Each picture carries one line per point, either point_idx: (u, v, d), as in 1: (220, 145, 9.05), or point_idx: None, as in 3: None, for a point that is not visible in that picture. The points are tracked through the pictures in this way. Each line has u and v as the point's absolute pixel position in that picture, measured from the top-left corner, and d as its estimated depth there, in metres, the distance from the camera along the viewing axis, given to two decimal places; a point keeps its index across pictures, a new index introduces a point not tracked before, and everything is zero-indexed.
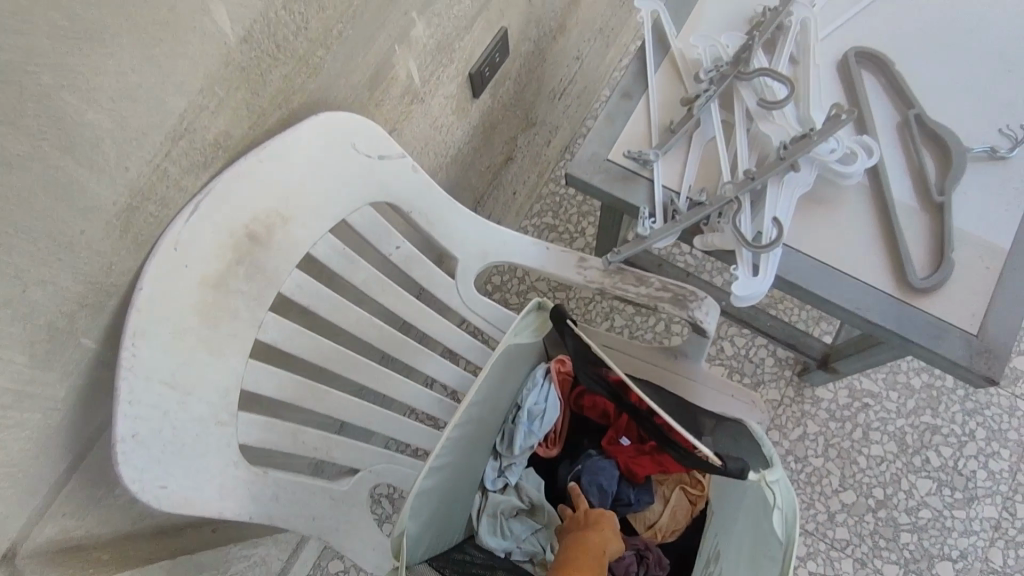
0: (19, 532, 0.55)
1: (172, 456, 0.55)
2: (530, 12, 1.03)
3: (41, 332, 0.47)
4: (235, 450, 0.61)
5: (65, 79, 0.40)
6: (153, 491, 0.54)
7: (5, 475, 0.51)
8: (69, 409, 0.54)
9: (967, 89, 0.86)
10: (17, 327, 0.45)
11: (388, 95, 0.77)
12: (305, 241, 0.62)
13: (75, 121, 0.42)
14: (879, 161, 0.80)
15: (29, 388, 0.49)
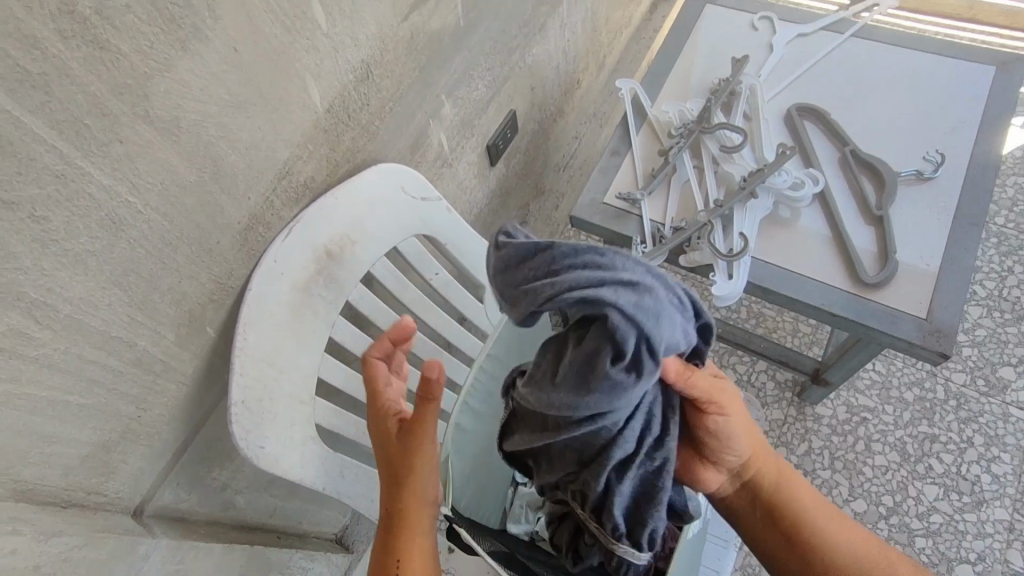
0: (147, 490, 0.69)
1: (268, 423, 0.70)
2: (533, 99, 1.28)
3: (185, 317, 0.65)
4: (312, 426, 0.76)
5: (222, 132, 0.60)
6: (255, 449, 0.69)
7: (147, 434, 0.66)
8: (193, 387, 0.70)
9: (894, 128, 1.04)
10: (172, 309, 0.63)
11: (424, 159, 0.99)
12: (366, 259, 0.81)
13: (225, 161, 0.62)
14: (825, 187, 0.98)
15: (171, 362, 0.65)
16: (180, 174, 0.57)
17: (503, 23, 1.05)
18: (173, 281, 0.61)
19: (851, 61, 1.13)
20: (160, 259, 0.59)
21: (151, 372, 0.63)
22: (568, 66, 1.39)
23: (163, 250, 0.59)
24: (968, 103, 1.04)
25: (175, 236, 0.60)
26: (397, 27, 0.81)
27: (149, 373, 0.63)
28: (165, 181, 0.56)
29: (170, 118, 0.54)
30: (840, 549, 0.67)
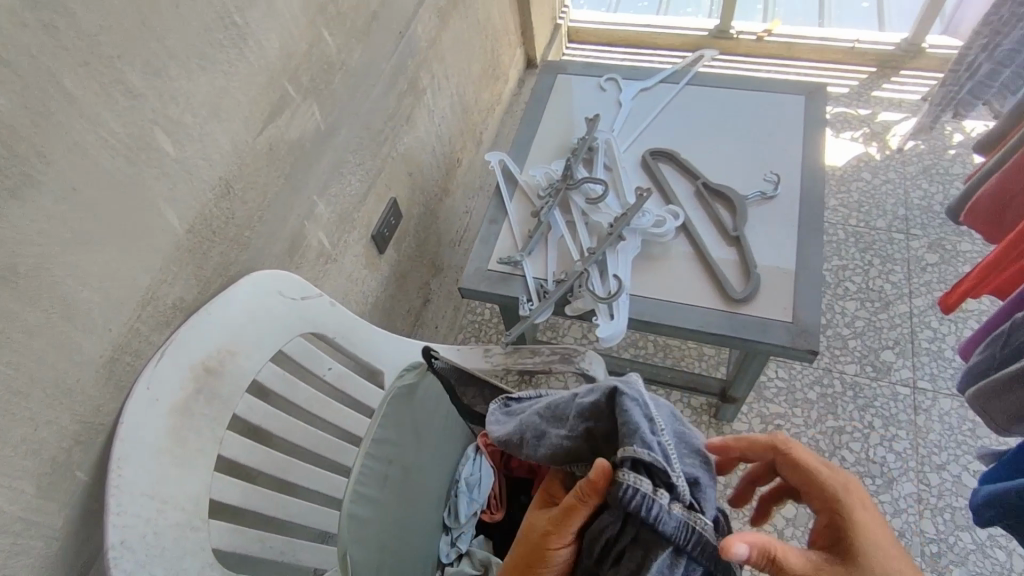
0: None
1: (153, 559, 0.67)
2: (412, 184, 1.34)
3: (46, 465, 0.62)
4: (208, 552, 0.72)
5: (68, 271, 0.60)
6: None
7: None
8: (68, 538, 0.65)
9: (734, 158, 1.16)
10: (29, 460, 0.60)
11: (306, 259, 1.01)
12: (250, 368, 0.82)
13: (76, 298, 0.62)
14: (685, 220, 1.06)
15: (36, 516, 0.61)
16: (22, 319, 0.57)
17: (366, 121, 1.11)
18: (32, 430, 0.60)
19: (689, 106, 1.25)
20: (8, 410, 0.57)
21: (13, 532, 0.60)
22: (443, 148, 1.47)
23: (12, 400, 0.57)
24: (788, 128, 1.18)
25: (25, 382, 0.58)
26: (255, 141, 0.84)
27: (10, 533, 0.59)
28: (6, 329, 0.56)
29: (5, 268, 0.54)
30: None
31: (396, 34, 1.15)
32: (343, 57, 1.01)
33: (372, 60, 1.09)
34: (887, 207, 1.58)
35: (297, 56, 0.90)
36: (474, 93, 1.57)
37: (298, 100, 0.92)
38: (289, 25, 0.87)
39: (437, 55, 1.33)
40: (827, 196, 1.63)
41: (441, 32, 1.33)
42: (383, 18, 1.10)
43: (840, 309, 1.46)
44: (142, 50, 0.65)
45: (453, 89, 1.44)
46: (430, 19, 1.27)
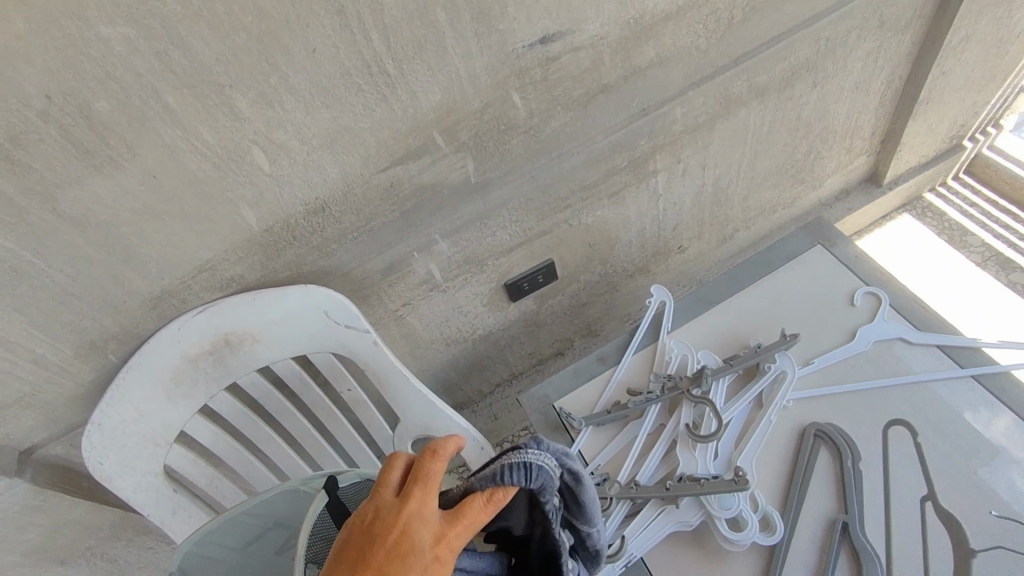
0: (39, 441, 0.91)
1: (114, 448, 0.86)
2: (587, 252, 1.21)
3: (84, 344, 0.83)
4: (158, 463, 0.91)
5: (134, 232, 0.75)
6: (93, 462, 0.85)
7: (39, 406, 0.87)
8: (89, 389, 0.89)
9: (931, 526, 0.75)
10: (67, 335, 0.81)
11: (402, 281, 1.03)
12: (266, 355, 0.91)
13: (137, 251, 0.77)
14: (778, 547, 0.76)
15: (66, 369, 0.85)
16: (83, 254, 0.74)
17: (542, 185, 1.01)
18: (73, 317, 0.80)
19: (941, 406, 0.83)
20: (58, 300, 0.77)
21: (47, 370, 0.84)
22: (659, 232, 1.25)
23: (64, 297, 0.77)
24: None
25: (78, 289, 0.77)
26: (372, 177, 0.84)
27: (44, 369, 0.83)
28: (68, 256, 0.73)
29: (77, 217, 0.71)
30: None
31: (633, 111, 0.97)
32: (533, 122, 0.90)
33: (579, 130, 0.96)
34: None
35: (461, 112, 0.83)
36: (748, 189, 1.27)
37: (446, 150, 0.87)
38: (462, 83, 0.80)
39: (697, 143, 1.09)
40: None
41: (719, 121, 1.07)
42: (617, 93, 0.93)
43: None
44: (259, 83, 0.69)
45: (708, 179, 1.18)
46: (706, 104, 1.02)
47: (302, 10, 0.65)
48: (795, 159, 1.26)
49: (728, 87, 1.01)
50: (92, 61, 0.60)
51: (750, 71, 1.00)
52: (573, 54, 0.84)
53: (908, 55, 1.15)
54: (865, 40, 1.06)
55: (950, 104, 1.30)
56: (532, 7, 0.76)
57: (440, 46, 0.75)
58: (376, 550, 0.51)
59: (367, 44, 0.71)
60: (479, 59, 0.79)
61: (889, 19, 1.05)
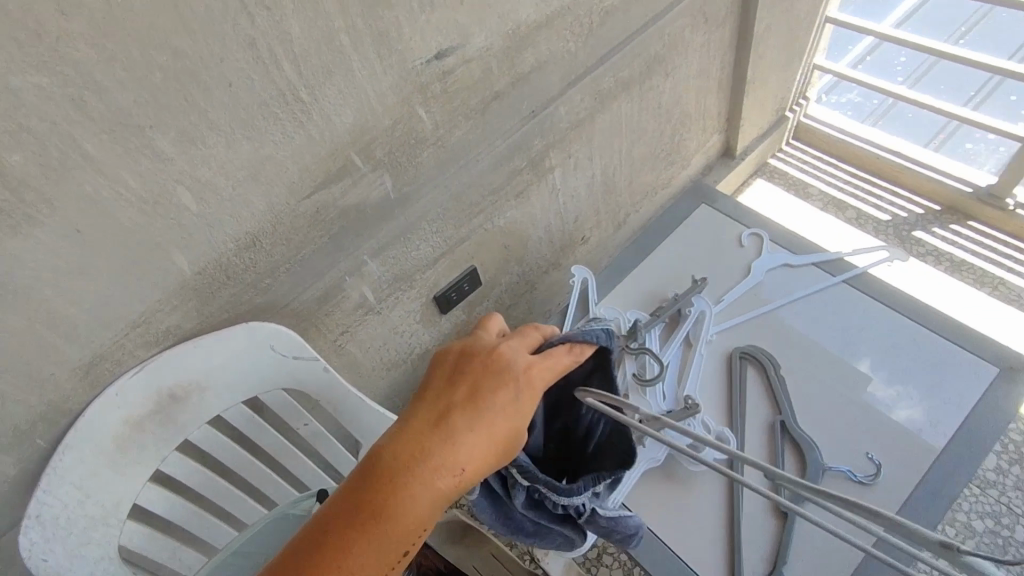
0: None
1: (60, 538, 0.80)
2: (504, 254, 1.28)
3: (8, 431, 0.76)
4: (112, 545, 0.85)
5: (59, 293, 0.71)
6: (37, 559, 0.78)
7: None
8: (15, 484, 0.81)
9: (844, 407, 0.90)
10: None
11: (338, 309, 1.03)
12: (216, 403, 0.89)
13: (63, 314, 0.73)
14: (735, 456, 0.87)
15: None
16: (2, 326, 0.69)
17: (455, 193, 1.07)
18: None
19: (828, 311, 0.99)
20: None
21: None
22: (563, 225, 1.36)
23: None
24: (936, 341, 0.94)
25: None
26: (297, 205, 0.87)
27: None
28: None
29: None
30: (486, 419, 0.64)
31: (524, 114, 1.08)
32: (439, 134, 0.97)
33: (480, 137, 1.04)
34: None
35: (374, 131, 0.89)
36: (630, 175, 1.42)
37: (365, 169, 0.91)
38: (371, 103, 0.86)
39: (582, 137, 1.22)
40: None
41: (596, 115, 1.20)
42: (507, 99, 1.03)
43: None
44: (179, 121, 0.70)
45: (596, 169, 1.31)
46: (583, 101, 1.15)
47: (215, 46, 0.68)
48: (663, 143, 1.43)
49: (598, 84, 1.15)
50: (5, 115, 0.59)
51: (614, 68, 1.15)
52: (465, 67, 0.93)
53: (732, 43, 1.37)
54: (696, 33, 1.26)
55: (772, 81, 1.55)
56: (424, 26, 0.84)
57: (347, 70, 0.80)
58: (471, 373, 0.67)
59: (280, 74, 0.75)
60: (383, 79, 0.85)
61: (712, 14, 1.25)
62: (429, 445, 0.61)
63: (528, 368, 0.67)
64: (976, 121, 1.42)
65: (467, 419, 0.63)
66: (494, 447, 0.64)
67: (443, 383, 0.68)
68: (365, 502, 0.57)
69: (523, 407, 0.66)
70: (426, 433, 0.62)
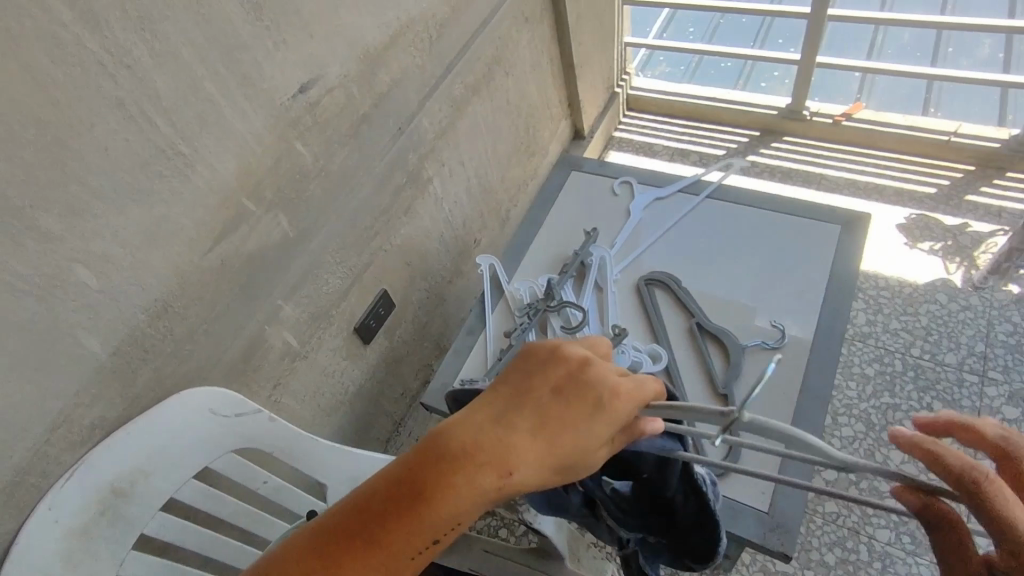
0: None
1: None
2: (409, 271, 1.30)
3: None
4: None
5: None
6: None
7: None
8: None
9: (741, 296, 1.03)
10: None
11: (265, 362, 1.01)
12: (165, 487, 0.82)
13: None
14: (669, 365, 0.96)
15: None
16: None
17: (349, 219, 1.09)
18: None
19: (703, 225, 1.13)
20: None
21: None
22: (454, 232, 1.42)
23: None
24: (792, 218, 1.10)
25: None
26: (199, 261, 0.85)
27: None
28: None
29: None
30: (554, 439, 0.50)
31: (393, 131, 1.13)
32: (321, 164, 1.00)
33: (359, 160, 1.08)
34: (962, 340, 1.34)
35: (258, 171, 0.90)
36: (499, 172, 1.52)
37: (258, 212, 0.92)
38: (249, 145, 0.87)
39: (448, 145, 1.30)
40: (890, 317, 1.40)
41: (455, 123, 1.29)
42: (375, 120, 1.08)
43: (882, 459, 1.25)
44: (61, 195, 0.67)
45: (469, 173, 1.40)
46: (440, 111, 1.24)
47: (83, 112, 0.67)
48: (518, 138, 1.56)
49: (450, 93, 1.24)
50: None
51: (459, 75, 1.25)
52: (329, 95, 0.97)
53: (550, 38, 1.54)
54: (519, 35, 1.41)
55: (592, 65, 1.75)
56: (282, 61, 0.88)
57: (219, 116, 0.82)
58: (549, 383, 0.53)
59: (154, 129, 0.75)
60: (256, 118, 0.87)
61: (528, 15, 1.41)
62: (476, 445, 0.49)
63: (625, 388, 0.53)
64: (764, 56, 1.72)
65: (533, 436, 0.50)
66: (555, 471, 0.50)
67: (522, 386, 0.53)
68: (388, 503, 0.47)
69: (601, 427, 0.51)
70: (483, 443, 0.49)
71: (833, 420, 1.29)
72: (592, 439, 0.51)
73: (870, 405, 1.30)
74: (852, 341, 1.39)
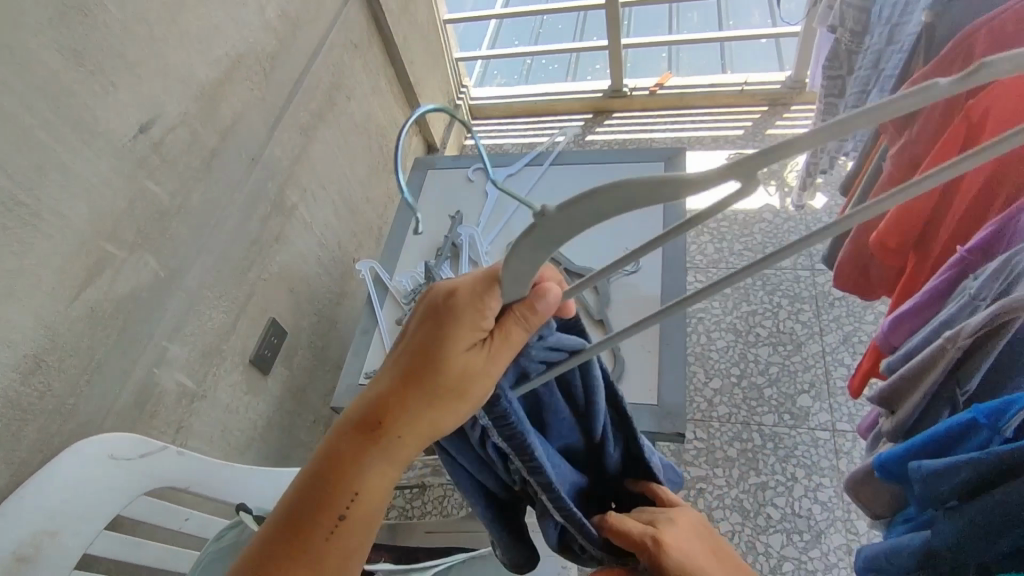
0: None
1: None
2: (294, 297, 1.32)
3: None
4: None
5: None
6: None
7: None
8: None
9: (597, 237, 1.15)
10: None
11: (161, 406, 0.99)
12: (77, 543, 0.79)
13: None
14: None
15: None
16: None
17: (221, 252, 1.11)
18: None
19: (553, 187, 1.25)
20: None
21: None
22: (332, 253, 1.46)
23: None
24: (624, 164, 1.25)
25: None
26: (67, 310, 0.84)
27: None
28: None
29: None
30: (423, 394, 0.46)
31: (247, 162, 1.17)
32: (179, 202, 1.01)
33: (218, 193, 1.10)
34: (790, 244, 1.57)
35: (114, 214, 0.90)
36: (363, 191, 1.58)
37: (122, 255, 0.92)
38: (98, 189, 0.88)
39: (306, 170, 1.34)
40: (731, 241, 1.62)
41: (308, 148, 1.35)
42: (226, 153, 1.11)
43: (753, 357, 1.43)
44: None
45: (334, 195, 1.46)
46: (291, 138, 1.28)
47: None
48: (374, 156, 1.63)
49: (296, 120, 1.30)
50: None
51: (302, 103, 1.31)
52: (173, 132, 1.00)
53: (383, 61, 1.65)
54: (352, 60, 1.50)
55: (428, 82, 1.87)
56: (116, 104, 0.90)
57: (60, 164, 0.82)
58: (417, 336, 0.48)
59: None
60: (100, 162, 0.88)
61: (356, 41, 1.50)
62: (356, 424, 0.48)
63: (462, 285, 0.46)
64: (592, 45, 1.93)
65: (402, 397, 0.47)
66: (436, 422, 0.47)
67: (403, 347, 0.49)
68: (308, 493, 0.48)
69: (450, 340, 0.45)
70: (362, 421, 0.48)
71: (707, 337, 1.47)
72: (448, 353, 0.45)
73: (734, 317, 1.49)
74: (707, 268, 1.58)
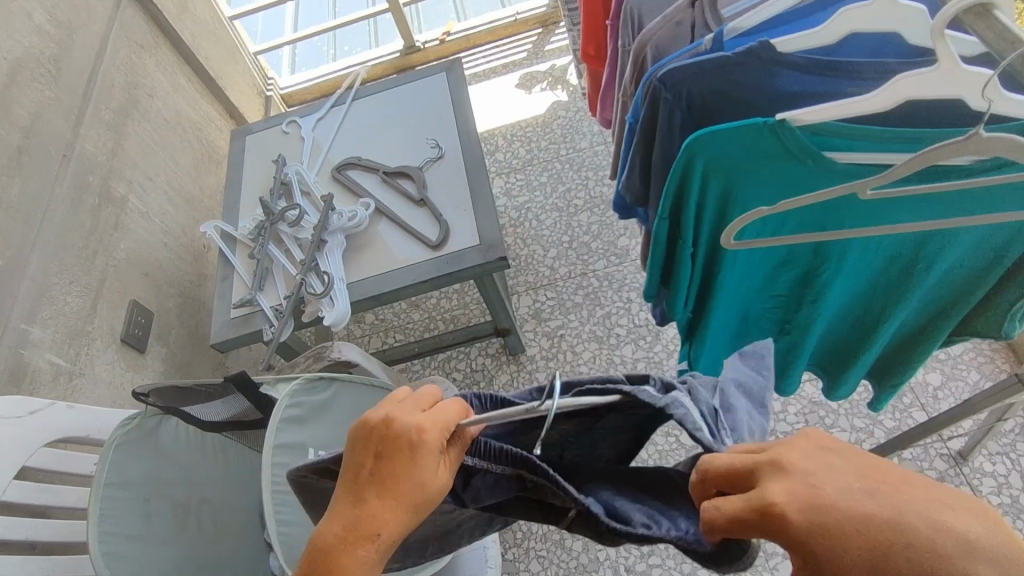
0: None
1: None
2: (150, 281, 1.39)
3: None
4: None
5: None
6: None
7: None
8: None
9: (404, 141, 1.32)
10: None
11: (38, 384, 1.04)
12: None
13: None
14: (378, 206, 1.21)
15: None
16: None
17: (58, 242, 1.16)
18: None
19: (359, 115, 1.40)
20: None
21: None
22: (178, 240, 1.52)
23: None
24: (413, 77, 1.41)
25: None
26: None
27: None
28: None
29: None
30: (385, 512, 0.45)
31: (60, 159, 1.22)
32: None
33: (38, 188, 1.15)
34: (584, 129, 1.84)
35: None
36: (194, 181, 1.66)
37: None
38: None
39: (126, 164, 1.41)
40: (538, 141, 1.86)
41: (121, 142, 1.41)
42: (34, 150, 1.16)
43: (577, 223, 1.67)
44: None
45: (164, 185, 1.52)
46: (100, 134, 1.34)
47: None
48: (196, 149, 1.71)
49: (100, 117, 1.36)
50: None
51: (101, 101, 1.37)
52: None
53: (176, 60, 1.72)
54: (142, 60, 1.56)
55: (229, 75, 1.96)
56: None
57: None
58: (376, 456, 0.47)
59: None
60: None
61: (142, 42, 1.57)
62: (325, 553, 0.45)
63: (429, 414, 0.47)
64: (373, 11, 2.11)
65: (369, 516, 0.45)
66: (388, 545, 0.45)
67: (362, 474, 0.47)
68: None
69: (417, 466, 0.45)
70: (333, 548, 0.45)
71: (537, 220, 1.71)
72: (426, 477, 0.46)
73: (554, 197, 1.74)
74: (523, 167, 1.82)
